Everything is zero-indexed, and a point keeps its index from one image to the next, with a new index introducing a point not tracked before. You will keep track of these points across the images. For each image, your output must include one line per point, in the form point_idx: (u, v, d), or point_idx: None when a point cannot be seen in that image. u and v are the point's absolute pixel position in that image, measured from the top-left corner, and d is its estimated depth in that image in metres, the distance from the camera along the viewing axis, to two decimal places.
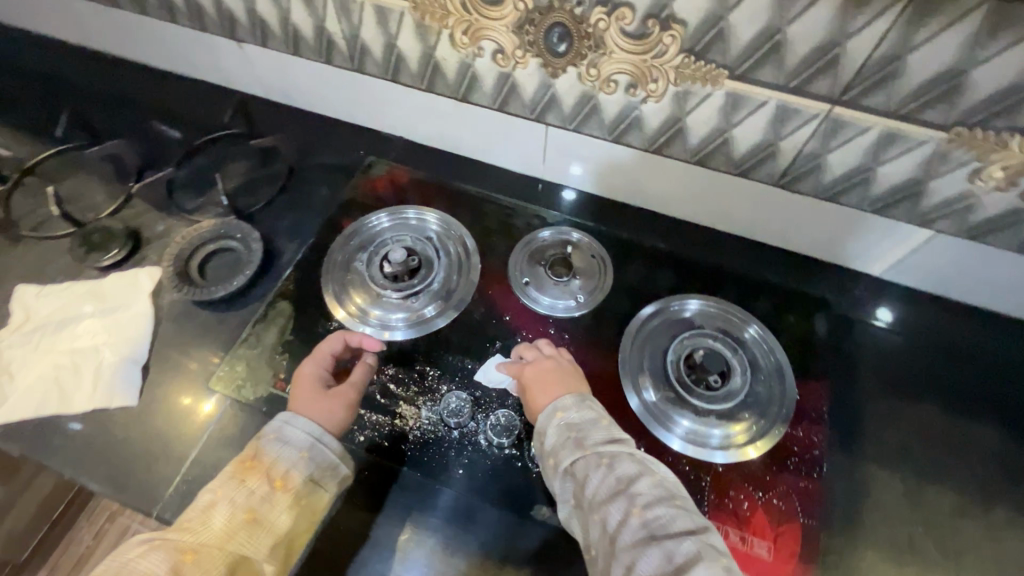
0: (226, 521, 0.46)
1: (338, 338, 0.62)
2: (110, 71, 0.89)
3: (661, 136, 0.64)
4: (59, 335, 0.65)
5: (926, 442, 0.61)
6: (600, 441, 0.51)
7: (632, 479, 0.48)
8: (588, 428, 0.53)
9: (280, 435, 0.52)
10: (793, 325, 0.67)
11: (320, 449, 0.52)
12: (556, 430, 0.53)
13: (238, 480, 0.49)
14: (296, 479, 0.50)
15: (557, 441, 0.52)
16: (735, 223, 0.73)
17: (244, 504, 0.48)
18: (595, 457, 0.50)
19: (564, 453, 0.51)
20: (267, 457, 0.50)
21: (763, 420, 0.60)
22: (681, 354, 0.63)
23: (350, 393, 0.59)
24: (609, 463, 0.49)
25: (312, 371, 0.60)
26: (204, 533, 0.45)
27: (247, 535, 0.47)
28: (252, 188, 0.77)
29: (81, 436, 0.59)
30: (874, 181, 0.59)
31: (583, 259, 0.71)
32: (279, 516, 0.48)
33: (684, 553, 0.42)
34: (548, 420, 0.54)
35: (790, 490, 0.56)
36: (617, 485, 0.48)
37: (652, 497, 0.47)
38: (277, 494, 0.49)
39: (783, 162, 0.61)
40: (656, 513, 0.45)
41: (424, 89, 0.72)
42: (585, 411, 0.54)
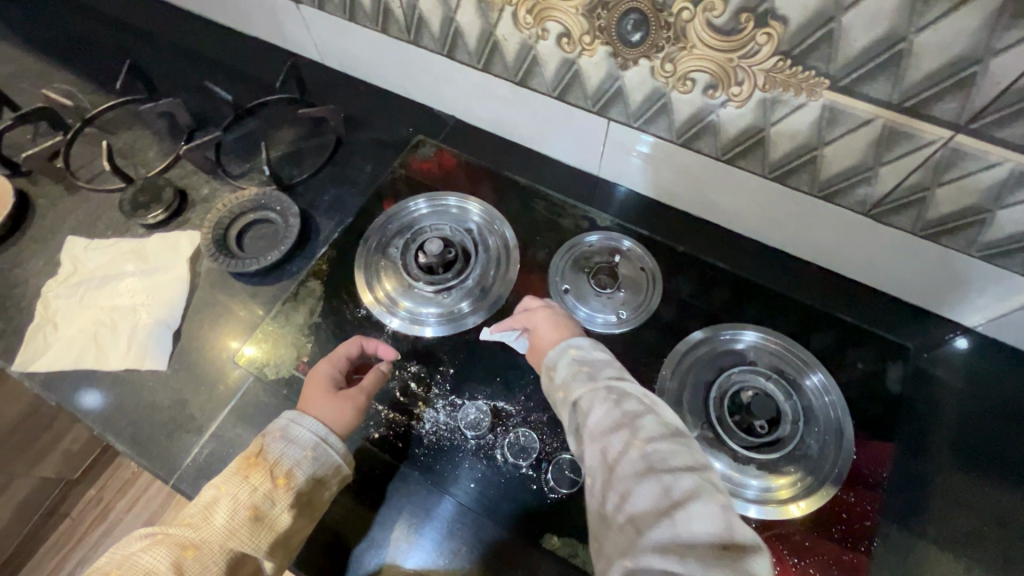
0: (228, 518, 0.46)
1: (355, 342, 0.59)
2: (174, 23, 0.89)
3: (738, 145, 0.57)
4: (101, 290, 0.66)
5: (1001, 532, 0.53)
6: (612, 376, 0.49)
7: (636, 413, 0.45)
8: (600, 365, 0.50)
9: (286, 433, 0.50)
10: (861, 372, 0.59)
11: (325, 449, 0.50)
12: (567, 363, 0.51)
13: (241, 477, 0.48)
14: (299, 479, 0.49)
15: (567, 373, 0.50)
16: (810, 248, 0.65)
17: (247, 501, 0.47)
18: (603, 391, 0.47)
19: (573, 384, 0.49)
20: (270, 454, 0.49)
21: (812, 477, 0.54)
22: (726, 391, 0.57)
23: (359, 398, 0.55)
24: (617, 398, 0.46)
25: (327, 371, 0.57)
26: (207, 529, 0.45)
27: (248, 532, 0.46)
28: (299, 158, 0.76)
29: (114, 393, 0.61)
30: (990, 224, 0.50)
31: (630, 271, 0.65)
32: (281, 515, 0.47)
33: (683, 489, 0.40)
34: (559, 355, 0.52)
35: (830, 560, 0.50)
36: (621, 417, 0.45)
37: (657, 433, 0.44)
38: (279, 493, 0.47)
39: (879, 190, 0.53)
40: (657, 446, 0.43)
41: (481, 69, 0.67)
42: (600, 351, 0.52)
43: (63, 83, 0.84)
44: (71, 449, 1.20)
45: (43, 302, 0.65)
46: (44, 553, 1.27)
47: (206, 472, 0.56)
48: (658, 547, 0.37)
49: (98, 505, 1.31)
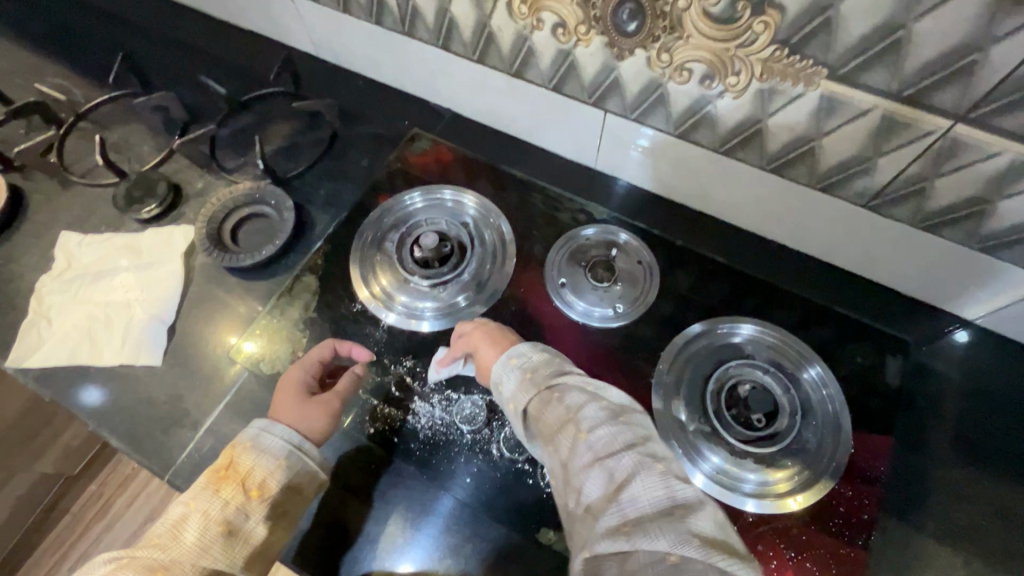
0: (200, 534, 0.44)
1: (328, 346, 0.59)
2: (169, 16, 0.88)
3: (734, 137, 0.56)
4: (96, 286, 0.65)
5: (1003, 526, 0.52)
6: (553, 375, 0.49)
7: (579, 406, 0.45)
8: (542, 367, 0.50)
9: (256, 442, 0.49)
10: (858, 366, 0.59)
11: (298, 457, 0.50)
12: (511, 373, 0.50)
13: (211, 491, 0.46)
14: (274, 489, 0.48)
15: (513, 384, 0.49)
16: (809, 241, 0.64)
17: (219, 516, 0.45)
18: (546, 393, 0.47)
19: (519, 394, 0.49)
20: (242, 465, 0.48)
21: (809, 471, 0.53)
22: (724, 385, 0.56)
23: (334, 401, 0.55)
24: (560, 396, 0.47)
25: (299, 376, 0.57)
26: (177, 549, 0.43)
27: (223, 548, 0.45)
28: (294, 152, 0.75)
29: (108, 388, 0.61)
30: (990, 215, 0.49)
31: (627, 265, 0.64)
32: (256, 526, 0.46)
33: (624, 470, 0.40)
34: (502, 368, 0.51)
35: (827, 554, 0.50)
36: (566, 414, 0.45)
37: (599, 419, 0.44)
38: (253, 505, 0.47)
39: (877, 182, 0.52)
40: (600, 433, 0.43)
41: (476, 61, 0.66)
42: (541, 353, 0.52)
43: (58, 77, 0.84)
44: (72, 444, 1.20)
45: (38, 297, 0.65)
46: (45, 548, 1.27)
47: (200, 467, 0.56)
48: (609, 530, 0.37)
49: (98, 500, 1.31)
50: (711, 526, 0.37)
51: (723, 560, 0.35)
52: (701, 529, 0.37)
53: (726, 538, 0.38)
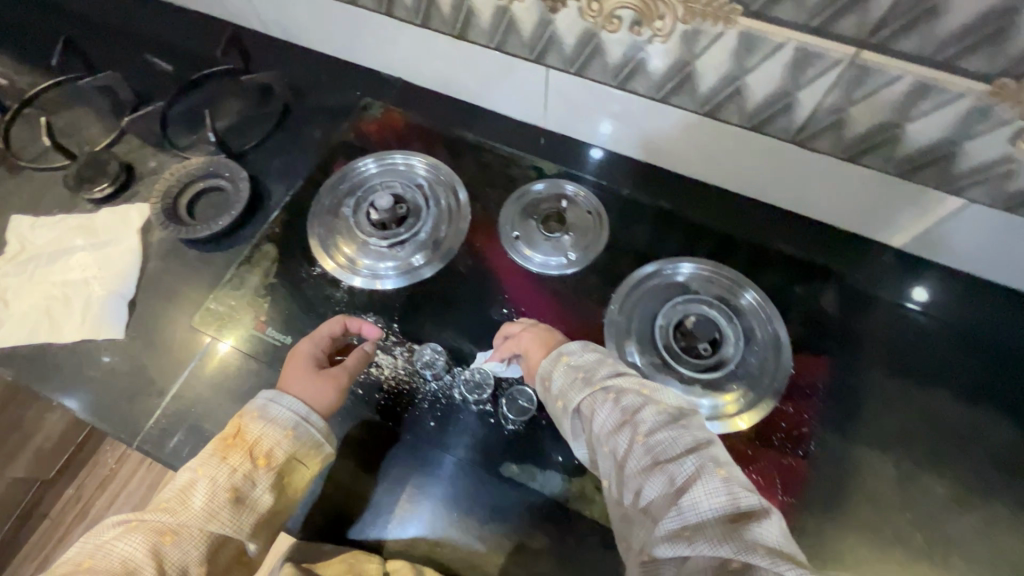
0: (207, 500, 0.44)
1: (338, 321, 0.58)
2: None
3: (668, 82, 0.59)
4: (51, 267, 0.65)
5: (929, 431, 0.56)
6: (607, 375, 0.48)
7: (637, 408, 0.45)
8: (594, 366, 0.49)
9: (264, 412, 0.50)
10: (796, 295, 0.63)
11: (306, 428, 0.50)
12: (564, 371, 0.50)
13: (219, 458, 0.46)
14: (281, 458, 0.48)
15: (563, 382, 0.50)
16: (748, 184, 0.67)
17: (226, 483, 0.45)
18: (601, 393, 0.47)
19: (571, 393, 0.49)
20: (250, 434, 0.48)
21: (753, 392, 0.57)
22: (672, 320, 0.60)
23: (342, 377, 0.55)
24: (615, 397, 0.46)
25: (309, 350, 0.56)
26: (185, 513, 0.44)
27: (230, 514, 0.45)
28: (247, 127, 0.75)
29: (70, 364, 0.61)
30: (901, 141, 0.53)
31: (578, 215, 0.67)
32: (262, 494, 0.47)
33: (686, 475, 0.41)
34: (553, 364, 0.51)
35: (771, 466, 0.54)
36: (622, 415, 0.45)
37: (657, 423, 0.44)
38: (260, 473, 0.47)
39: (800, 117, 0.55)
40: (660, 437, 0.43)
41: (420, 25, 0.67)
42: (591, 352, 0.51)
43: None
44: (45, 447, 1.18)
45: None
46: (23, 558, 1.22)
47: (169, 431, 0.57)
48: (670, 534, 0.38)
49: (77, 504, 1.26)
50: (779, 536, 0.37)
51: (792, 569, 0.34)
52: (766, 539, 0.36)
53: (794, 548, 0.37)
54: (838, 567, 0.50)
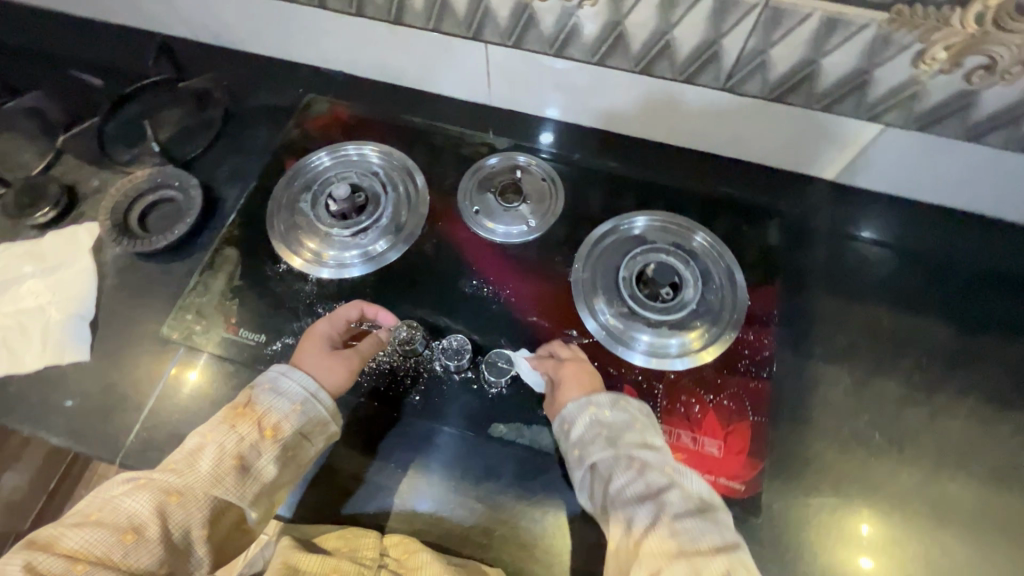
0: (213, 465, 0.47)
1: (355, 307, 0.59)
2: None
3: (602, 45, 0.61)
4: (0, 297, 0.63)
5: (875, 341, 0.61)
6: (633, 442, 0.50)
7: (663, 487, 0.48)
8: (622, 429, 0.51)
9: (274, 385, 0.52)
10: (745, 234, 0.66)
11: (313, 404, 0.52)
12: (587, 423, 0.51)
13: (228, 425, 0.49)
14: (287, 431, 0.51)
15: (584, 434, 0.51)
16: (689, 137, 0.71)
17: (233, 450, 0.48)
18: (625, 459, 0.49)
19: (592, 447, 0.50)
20: (259, 405, 0.51)
21: (715, 327, 0.60)
22: (633, 271, 0.63)
23: (354, 360, 0.56)
24: (641, 468, 0.49)
25: (325, 330, 0.58)
26: (191, 475, 0.47)
27: (234, 481, 0.48)
28: (189, 135, 0.74)
29: (36, 393, 0.59)
30: (819, 76, 0.57)
31: (533, 183, 0.69)
32: (267, 464, 0.49)
33: (713, 570, 0.42)
34: (579, 411, 0.52)
35: (739, 390, 0.57)
36: (647, 490, 0.48)
37: (683, 509, 0.46)
38: (266, 443, 0.50)
39: (727, 65, 0.59)
40: (685, 524, 0.45)
41: (355, 14, 0.68)
42: (620, 409, 0.52)
43: None
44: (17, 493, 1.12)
45: None
46: None
47: (153, 444, 0.57)
48: None
49: None
50: None
51: None
52: None
53: None
54: (809, 473, 0.55)
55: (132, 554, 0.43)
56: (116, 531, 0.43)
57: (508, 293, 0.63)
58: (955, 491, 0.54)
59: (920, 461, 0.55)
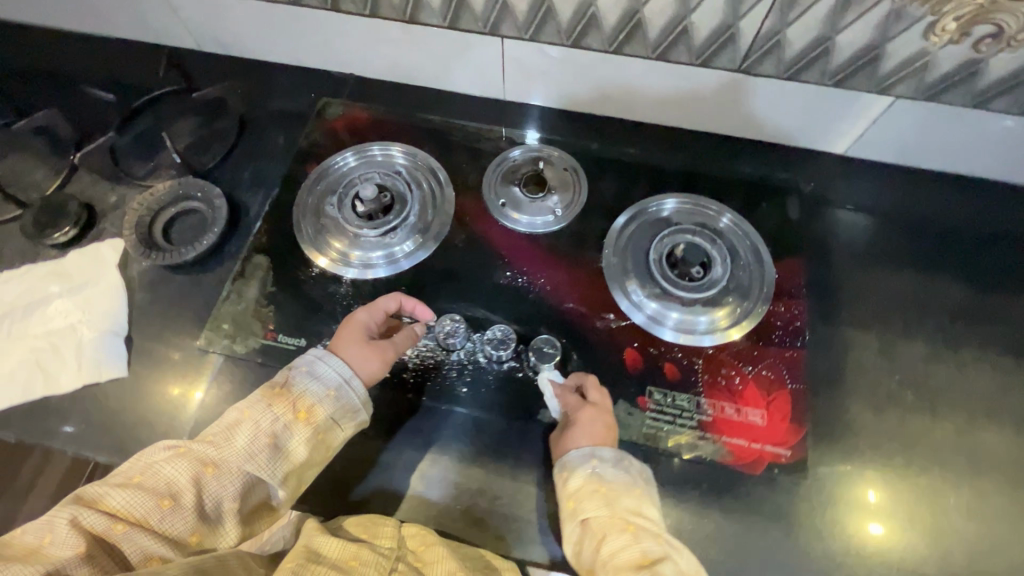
0: (248, 442, 0.48)
1: (395, 298, 0.59)
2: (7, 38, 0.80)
3: (620, 33, 0.63)
4: (29, 319, 0.62)
5: (898, 305, 0.64)
6: (632, 506, 0.48)
7: (657, 557, 0.45)
8: (620, 490, 0.50)
9: (312, 368, 0.53)
10: (766, 210, 0.68)
11: (346, 390, 0.52)
12: (586, 475, 0.51)
13: (266, 404, 0.50)
14: (319, 415, 0.51)
15: (580, 487, 0.50)
16: (702, 120, 0.72)
17: (268, 429, 0.49)
18: (619, 521, 0.47)
19: (587, 502, 0.49)
20: (295, 386, 0.51)
21: (746, 303, 0.62)
22: (663, 252, 0.64)
23: (389, 352, 0.56)
24: (636, 533, 0.46)
25: (364, 319, 0.58)
26: (227, 449, 0.48)
27: (266, 459, 0.48)
28: (205, 145, 0.73)
29: (78, 412, 0.58)
30: (833, 53, 0.59)
31: (556, 173, 0.70)
32: (298, 446, 0.50)
33: None
34: (582, 461, 0.51)
35: (776, 360, 0.59)
36: (640, 558, 0.45)
37: None
38: (299, 425, 0.50)
39: (743, 46, 0.61)
40: None
41: (369, 15, 0.68)
42: (622, 469, 0.51)
43: None
44: None
45: None
46: None
47: None
48: None
49: None
50: None
51: None
52: None
53: None
54: (851, 434, 0.57)
55: (168, 519, 0.45)
56: (154, 495, 0.45)
57: (543, 282, 0.64)
58: (988, 441, 0.57)
59: (953, 415, 0.58)
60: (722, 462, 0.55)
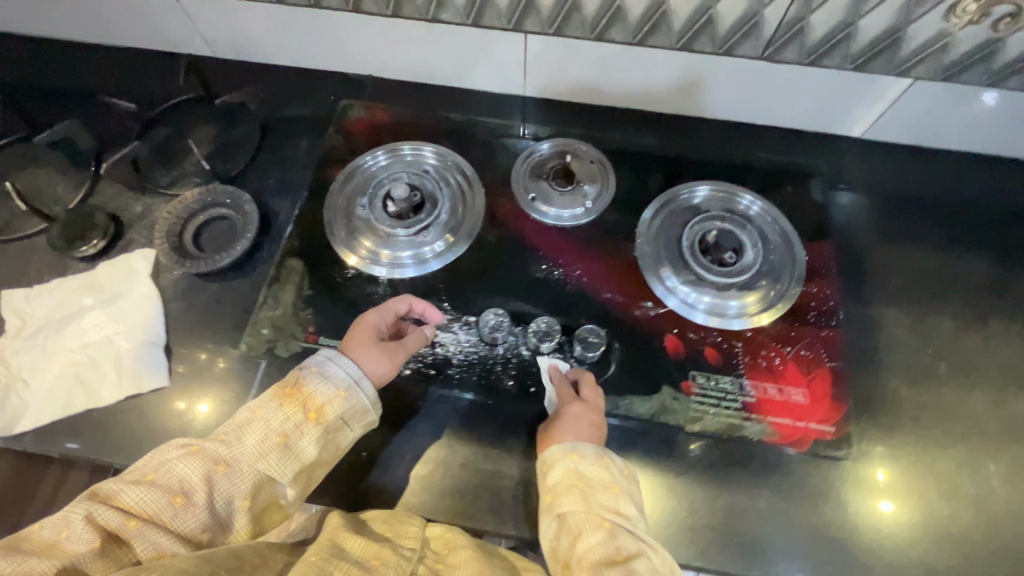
0: (260, 441, 0.49)
1: (405, 300, 0.59)
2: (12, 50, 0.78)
3: (645, 24, 0.64)
4: (65, 333, 0.61)
5: (925, 281, 0.66)
6: (607, 503, 0.49)
7: (631, 553, 0.46)
8: (597, 487, 0.50)
9: (322, 368, 0.53)
10: (791, 194, 0.70)
11: (357, 391, 0.53)
12: (565, 469, 0.51)
13: (277, 404, 0.51)
14: (330, 415, 0.51)
15: (558, 481, 0.51)
16: (722, 108, 0.74)
17: (279, 428, 0.50)
18: (595, 517, 0.49)
19: (563, 497, 0.50)
20: (307, 386, 0.52)
21: (778, 286, 0.63)
22: (695, 238, 0.65)
23: (399, 353, 0.56)
24: (611, 529, 0.48)
25: (374, 321, 0.58)
26: (239, 447, 0.48)
27: (277, 458, 0.49)
28: (228, 151, 0.73)
29: (122, 425, 0.58)
30: (856, 37, 0.61)
31: (583, 166, 0.71)
32: (308, 445, 0.50)
33: None
34: (562, 456, 0.52)
35: (814, 340, 0.60)
36: (615, 553, 0.46)
37: None
38: (309, 426, 0.50)
39: (766, 34, 0.62)
40: None
41: (391, 15, 0.69)
42: (601, 467, 0.52)
43: None
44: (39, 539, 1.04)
45: None
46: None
47: None
48: None
49: None
50: None
51: None
52: None
53: None
54: (890, 407, 0.59)
55: (180, 517, 0.45)
56: (167, 492, 0.45)
57: (579, 274, 0.64)
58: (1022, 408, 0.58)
59: (986, 384, 0.60)
60: (769, 442, 0.56)
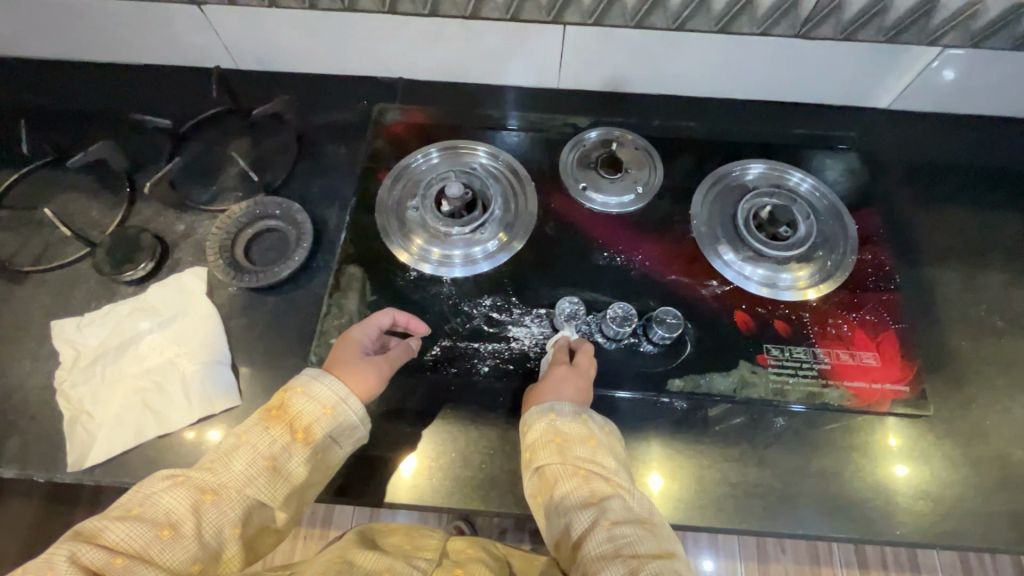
0: (246, 466, 0.47)
1: (389, 312, 0.58)
2: (27, 74, 0.75)
3: (685, 9, 0.65)
4: (122, 360, 0.59)
5: (968, 240, 0.68)
6: (583, 453, 0.50)
7: (605, 495, 0.48)
8: (574, 440, 0.51)
9: (308, 388, 0.51)
10: (832, 167, 0.71)
11: (345, 408, 0.51)
12: (543, 428, 0.52)
13: (263, 427, 0.49)
14: (318, 435, 0.50)
15: (537, 438, 0.52)
16: (755, 87, 0.75)
17: (266, 452, 0.48)
18: (570, 467, 0.50)
19: (540, 451, 0.51)
20: (292, 407, 0.50)
21: (833, 257, 0.65)
22: (750, 213, 0.66)
23: (385, 368, 0.55)
24: (585, 475, 0.49)
25: (358, 336, 0.57)
26: (225, 474, 0.47)
27: (266, 481, 0.48)
28: (267, 162, 0.71)
29: (197, 448, 0.56)
30: (890, 10, 0.62)
31: (629, 153, 0.71)
32: (298, 465, 0.49)
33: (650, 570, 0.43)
34: (541, 417, 0.52)
35: (876, 305, 0.62)
36: (590, 497, 0.48)
37: (624, 515, 0.47)
38: (297, 446, 0.49)
39: (804, 12, 0.63)
40: (624, 529, 0.46)
41: (427, 14, 0.68)
42: (578, 421, 0.52)
43: None
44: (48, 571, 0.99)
45: (60, 396, 0.58)
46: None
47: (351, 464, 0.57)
48: None
49: None
50: None
51: None
52: None
53: None
54: (953, 362, 0.61)
55: (168, 550, 0.43)
56: (154, 525, 0.44)
57: (641, 259, 0.65)
58: None
59: None
60: (849, 406, 0.57)
